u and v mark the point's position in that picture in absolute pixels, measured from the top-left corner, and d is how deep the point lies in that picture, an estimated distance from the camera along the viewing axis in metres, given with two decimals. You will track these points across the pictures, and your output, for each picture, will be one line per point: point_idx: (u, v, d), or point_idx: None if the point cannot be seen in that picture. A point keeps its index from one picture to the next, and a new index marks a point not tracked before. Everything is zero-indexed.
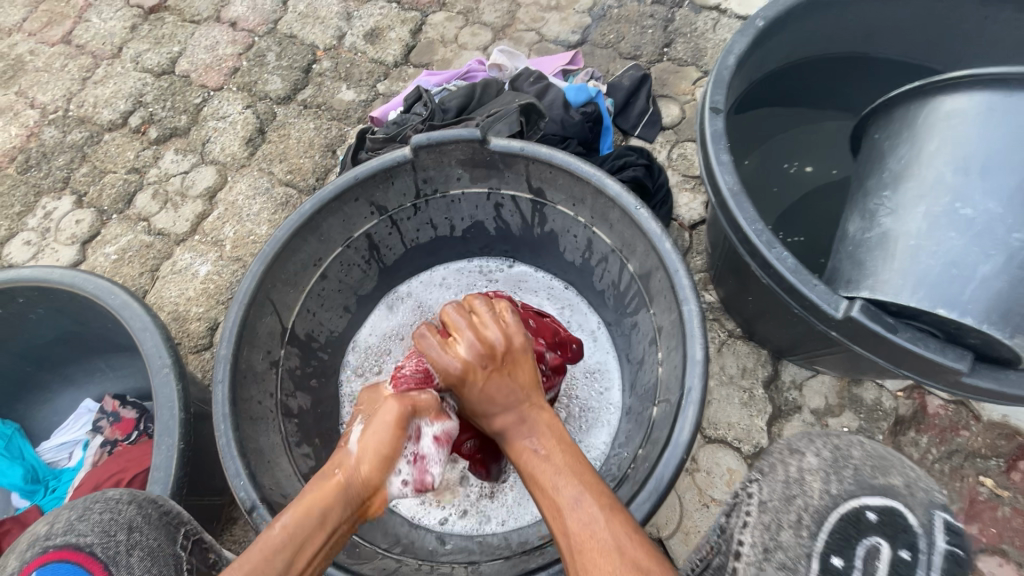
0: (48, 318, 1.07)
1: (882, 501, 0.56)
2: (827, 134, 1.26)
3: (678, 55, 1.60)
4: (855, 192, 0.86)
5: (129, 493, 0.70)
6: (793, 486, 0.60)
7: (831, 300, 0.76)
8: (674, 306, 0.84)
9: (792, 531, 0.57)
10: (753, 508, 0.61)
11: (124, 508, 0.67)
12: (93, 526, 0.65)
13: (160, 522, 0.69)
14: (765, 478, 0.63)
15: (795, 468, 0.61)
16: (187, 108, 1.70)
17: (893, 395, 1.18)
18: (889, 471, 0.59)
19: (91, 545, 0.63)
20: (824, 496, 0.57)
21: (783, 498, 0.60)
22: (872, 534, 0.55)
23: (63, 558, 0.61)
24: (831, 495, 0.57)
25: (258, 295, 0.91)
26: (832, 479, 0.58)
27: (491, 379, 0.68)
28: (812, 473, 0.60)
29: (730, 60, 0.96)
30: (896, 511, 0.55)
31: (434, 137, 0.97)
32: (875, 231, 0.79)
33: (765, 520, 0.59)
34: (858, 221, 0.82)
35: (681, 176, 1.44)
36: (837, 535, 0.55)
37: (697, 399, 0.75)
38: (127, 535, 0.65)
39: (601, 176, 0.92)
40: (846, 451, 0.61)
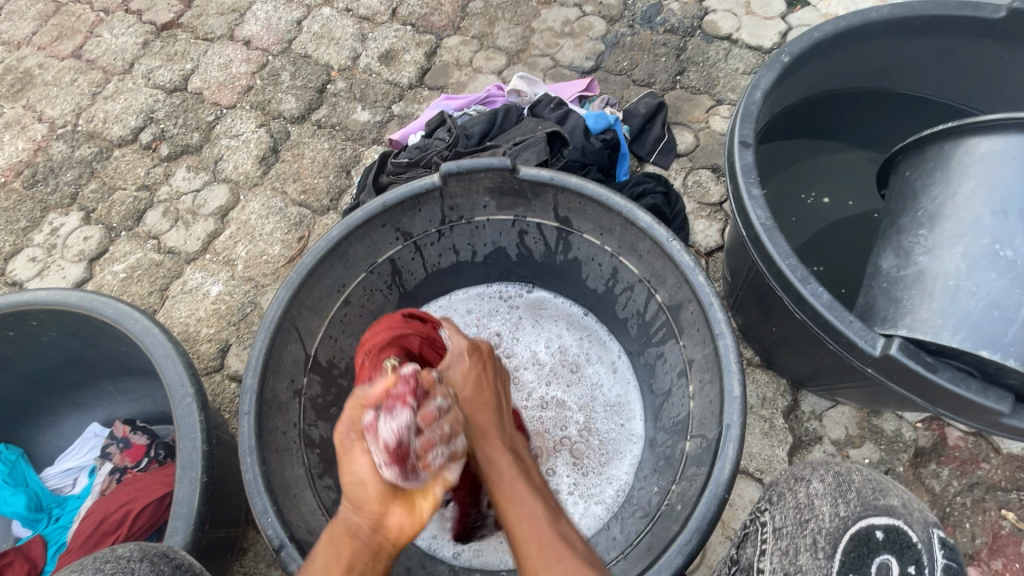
0: (60, 341, 1.04)
1: (887, 520, 0.63)
2: (843, 165, 1.26)
3: (691, 83, 1.63)
4: (885, 229, 0.87)
5: (137, 549, 0.62)
6: (803, 511, 0.67)
7: (868, 337, 0.76)
8: (707, 340, 0.84)
9: (809, 553, 0.64)
10: (769, 535, 0.69)
11: (135, 566, 0.59)
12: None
13: None
14: (776, 505, 0.71)
15: (804, 494, 0.69)
16: (200, 125, 1.69)
17: (913, 426, 1.18)
18: (888, 495, 0.66)
19: None
20: (835, 517, 0.65)
21: (796, 522, 0.67)
22: (882, 552, 0.61)
23: None
24: (841, 517, 0.64)
25: (284, 322, 0.89)
26: (840, 502, 0.66)
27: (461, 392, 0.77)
28: (819, 498, 0.67)
29: (757, 94, 0.97)
30: (900, 529, 0.62)
31: (464, 164, 0.97)
32: (911, 269, 0.79)
33: (783, 545, 0.66)
34: (891, 258, 0.83)
35: (697, 203, 1.45)
36: (851, 553, 0.61)
37: (737, 436, 0.74)
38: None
39: (632, 208, 0.91)
40: (847, 477, 0.69)
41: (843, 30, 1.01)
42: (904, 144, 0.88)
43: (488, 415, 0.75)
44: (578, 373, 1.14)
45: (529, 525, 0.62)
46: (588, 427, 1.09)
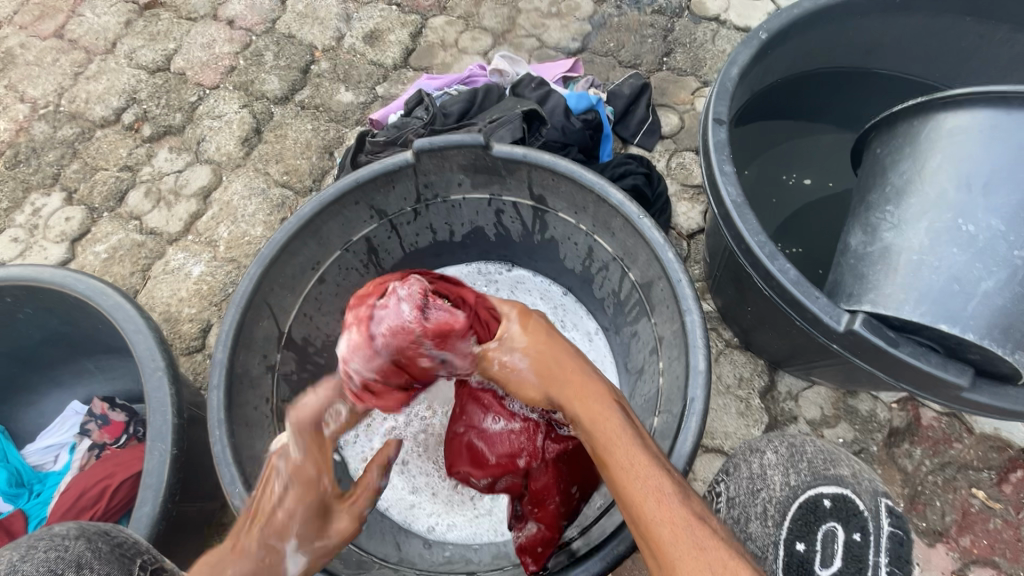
0: (36, 318, 1.04)
1: (836, 490, 0.68)
2: (825, 146, 1.25)
3: (677, 65, 1.61)
4: (856, 206, 0.88)
5: (74, 528, 0.69)
6: (756, 481, 0.73)
7: (833, 313, 0.77)
8: (676, 316, 0.84)
9: (759, 521, 0.70)
10: (723, 504, 0.75)
11: (71, 544, 0.65)
12: (37, 566, 0.62)
13: (109, 556, 0.66)
14: (730, 476, 0.77)
15: (757, 464, 0.74)
16: (182, 106, 1.68)
17: (887, 406, 1.19)
18: (839, 464, 0.71)
19: None
20: (785, 488, 0.70)
21: (748, 491, 0.73)
22: (829, 519, 0.67)
23: None
24: (791, 487, 0.70)
25: (255, 298, 0.89)
26: (791, 473, 0.71)
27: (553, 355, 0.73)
28: (771, 468, 0.73)
29: (733, 71, 0.96)
30: (847, 498, 0.67)
31: (437, 141, 0.96)
32: (877, 245, 0.80)
33: (735, 513, 0.73)
34: (859, 235, 0.84)
35: (680, 185, 1.45)
36: (799, 521, 0.68)
37: (700, 410, 0.75)
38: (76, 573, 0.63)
39: (604, 184, 0.91)
40: (800, 448, 0.74)
41: (822, 7, 1.00)
42: (876, 121, 0.89)
43: (579, 372, 0.71)
44: None
45: (655, 500, 0.58)
46: None
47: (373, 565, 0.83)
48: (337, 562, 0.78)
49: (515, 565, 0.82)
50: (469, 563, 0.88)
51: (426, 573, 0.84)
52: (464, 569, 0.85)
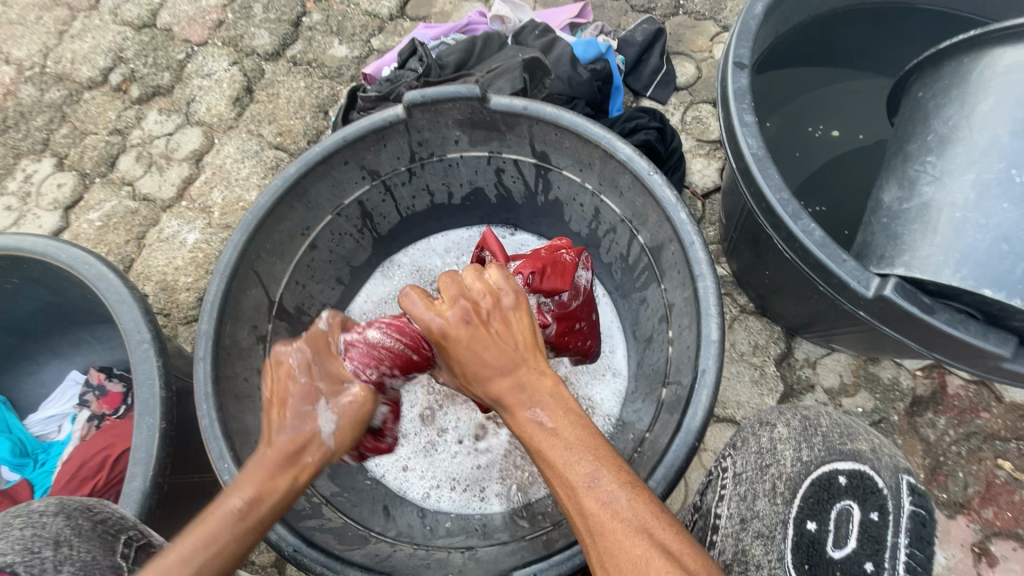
0: (25, 289, 1.01)
1: (853, 466, 0.58)
2: (856, 92, 1.14)
3: (695, 8, 1.48)
4: (892, 157, 0.80)
5: (56, 503, 0.61)
6: (765, 457, 0.64)
7: (862, 277, 0.70)
8: (688, 282, 0.78)
9: (767, 499, 0.61)
10: (728, 481, 0.66)
11: (50, 521, 0.59)
12: (13, 544, 0.55)
13: (94, 532, 0.60)
14: (738, 450, 0.68)
15: (766, 439, 0.65)
16: (170, 64, 1.60)
17: (911, 374, 1.13)
18: (856, 438, 0.61)
19: (12, 565, 0.53)
20: (796, 463, 0.61)
21: (756, 468, 0.64)
22: (844, 497, 0.57)
23: None
24: (803, 462, 0.60)
25: (241, 266, 0.84)
26: (803, 446, 0.61)
27: (477, 337, 0.62)
28: (783, 443, 0.64)
29: (757, 8, 0.87)
30: (866, 474, 0.56)
31: (429, 94, 0.88)
32: (915, 202, 0.72)
33: (741, 491, 0.64)
34: (895, 191, 0.76)
35: (695, 141, 1.35)
36: (810, 500, 0.58)
37: (712, 382, 0.69)
38: (54, 551, 0.56)
39: (612, 138, 0.83)
40: (814, 420, 0.64)
41: None
42: (919, 61, 0.80)
43: (503, 374, 0.61)
44: None
45: (582, 518, 0.53)
46: None
47: (367, 541, 0.79)
48: (331, 537, 0.75)
49: (517, 540, 0.79)
50: (469, 537, 0.85)
51: (425, 549, 0.81)
52: (462, 544, 0.83)
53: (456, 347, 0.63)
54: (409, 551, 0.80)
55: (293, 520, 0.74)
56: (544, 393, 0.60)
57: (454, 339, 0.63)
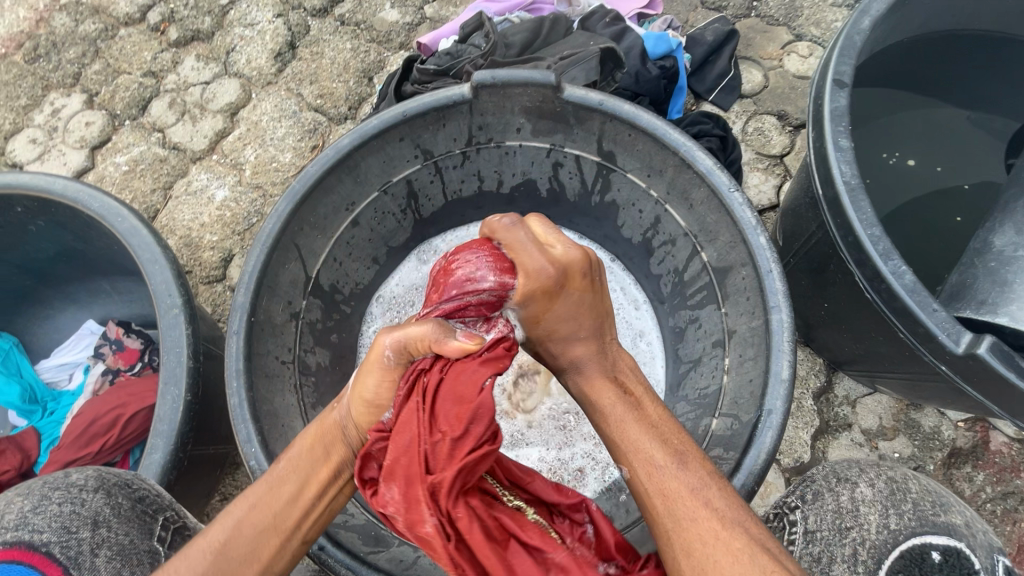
0: (49, 232, 0.97)
1: (948, 542, 0.60)
2: (935, 123, 1.09)
3: (768, 12, 1.40)
4: (1008, 199, 0.77)
5: (94, 477, 0.63)
6: (846, 518, 0.65)
7: (951, 331, 0.66)
8: (758, 311, 0.73)
9: (846, 565, 0.62)
10: (800, 535, 0.67)
11: (88, 497, 0.60)
12: (50, 522, 0.57)
13: (132, 513, 0.62)
14: (809, 504, 0.68)
15: (848, 499, 0.66)
16: (212, 9, 1.52)
17: (954, 425, 1.08)
18: (950, 510, 0.64)
19: (48, 545, 0.56)
20: (883, 531, 0.62)
21: (835, 528, 0.65)
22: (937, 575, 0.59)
23: (13, 560, 0.54)
24: (891, 530, 0.62)
25: (283, 238, 0.79)
26: (892, 515, 0.63)
27: (583, 291, 0.67)
28: (867, 505, 0.65)
29: (865, 22, 0.80)
30: (963, 554, 0.59)
31: (501, 76, 0.82)
32: None
33: (816, 551, 0.65)
34: (1009, 235, 0.74)
35: (755, 154, 1.29)
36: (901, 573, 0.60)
37: (778, 424, 0.65)
38: (91, 532, 0.58)
39: (692, 147, 0.77)
40: (904, 485, 0.66)
41: None
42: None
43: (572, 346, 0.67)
44: None
45: (653, 474, 0.56)
46: None
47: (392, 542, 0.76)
48: (358, 537, 0.71)
49: None
50: None
51: None
52: None
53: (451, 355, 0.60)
54: None
55: None
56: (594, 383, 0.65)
57: (568, 290, 0.66)
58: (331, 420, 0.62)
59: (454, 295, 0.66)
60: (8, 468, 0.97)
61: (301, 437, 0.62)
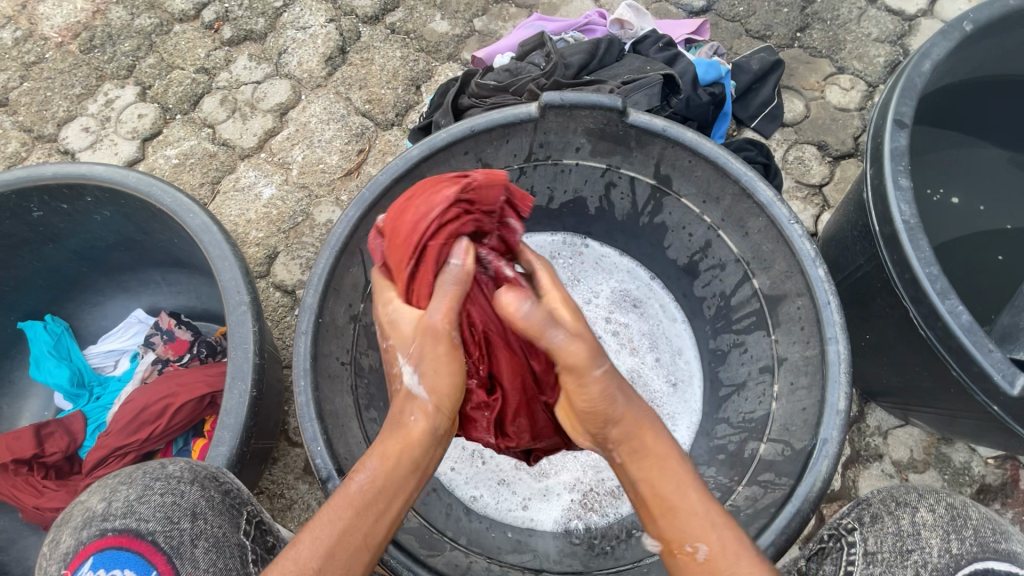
0: (113, 222, 1.00)
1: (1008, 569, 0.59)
2: (980, 163, 1.10)
3: (812, 43, 1.43)
4: None
5: (187, 469, 0.66)
6: (906, 540, 0.63)
7: (1007, 372, 0.67)
8: (814, 341, 0.75)
9: None
10: (859, 557, 0.65)
11: (185, 489, 0.64)
12: (154, 512, 0.61)
13: (222, 507, 0.65)
14: (867, 526, 0.67)
15: (908, 522, 0.64)
16: (266, 11, 1.55)
17: (983, 461, 1.10)
18: (1010, 539, 0.63)
19: (152, 534, 0.60)
20: (945, 555, 0.61)
21: (896, 550, 0.63)
22: None
23: (121, 546, 0.59)
24: (952, 554, 0.61)
25: (350, 242, 0.82)
26: (952, 539, 0.62)
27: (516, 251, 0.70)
28: (927, 530, 0.64)
29: (925, 65, 0.82)
30: None
31: (569, 98, 0.85)
32: None
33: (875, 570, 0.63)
34: None
35: (795, 182, 1.31)
36: None
37: (834, 453, 0.67)
38: (188, 523, 0.62)
39: (753, 178, 0.80)
40: (961, 512, 0.65)
41: None
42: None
43: (638, 409, 0.59)
44: (638, 316, 1.06)
45: (734, 556, 0.54)
46: (637, 374, 1.02)
47: (444, 546, 0.78)
48: (414, 540, 0.74)
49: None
50: (537, 559, 0.85)
51: (498, 563, 0.80)
52: (532, 565, 0.83)
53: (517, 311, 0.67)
54: (483, 564, 0.79)
55: None
56: (648, 453, 0.58)
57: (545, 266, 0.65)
58: (414, 429, 0.58)
59: (421, 241, 0.68)
60: (54, 450, 0.99)
61: (375, 453, 0.57)
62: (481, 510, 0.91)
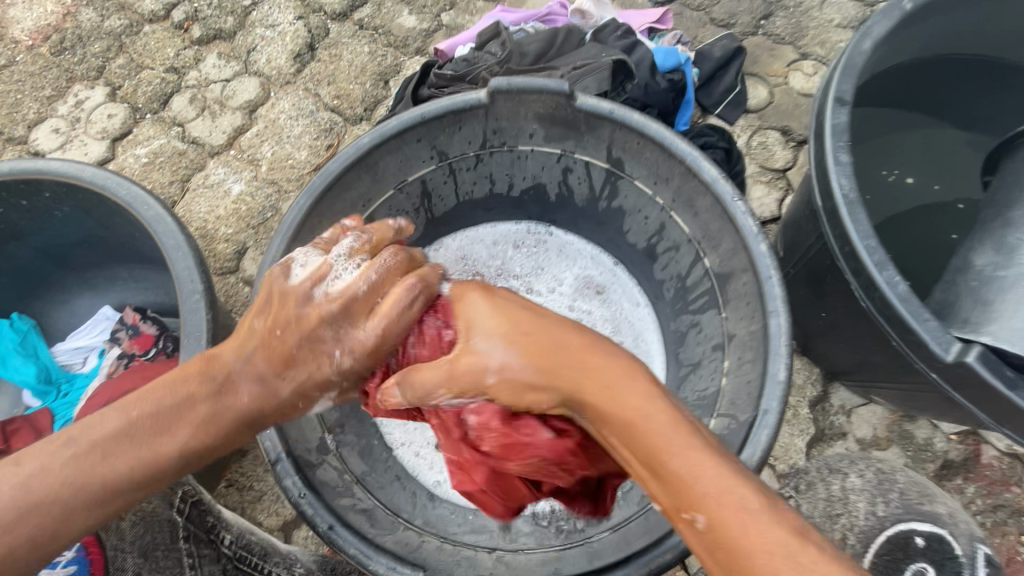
0: (73, 218, 1.00)
1: (931, 530, 0.90)
2: (935, 142, 1.12)
3: (776, 30, 1.44)
4: (989, 220, 0.82)
5: None
6: (838, 506, 0.98)
7: (943, 340, 0.69)
8: (757, 315, 0.76)
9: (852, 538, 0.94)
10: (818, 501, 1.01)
11: None
12: None
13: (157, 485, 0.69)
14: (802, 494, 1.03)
15: (841, 488, 1.00)
16: (235, 9, 1.56)
17: (946, 437, 1.10)
18: (935, 502, 0.93)
19: None
20: (870, 517, 0.95)
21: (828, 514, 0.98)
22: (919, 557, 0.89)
23: None
24: (879, 517, 0.94)
25: (302, 230, 0.83)
26: (881, 505, 0.95)
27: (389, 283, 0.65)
28: (858, 493, 0.98)
29: (866, 44, 0.82)
30: (942, 540, 0.89)
31: (516, 82, 0.87)
32: (1011, 269, 0.75)
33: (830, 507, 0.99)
34: (989, 254, 0.78)
35: (758, 167, 1.33)
36: (888, 555, 0.91)
37: (774, 423, 0.68)
38: None
39: (697, 156, 0.81)
40: (894, 479, 0.97)
41: None
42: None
43: (590, 362, 0.56)
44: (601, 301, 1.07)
45: (741, 515, 0.47)
46: None
47: (398, 527, 0.79)
48: (364, 521, 0.75)
49: (548, 550, 0.81)
50: (493, 536, 0.84)
51: (452, 543, 0.81)
52: (488, 543, 0.83)
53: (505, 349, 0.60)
54: (436, 544, 0.80)
55: (329, 497, 0.74)
56: (607, 401, 0.54)
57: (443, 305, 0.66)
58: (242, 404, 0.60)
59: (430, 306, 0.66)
60: (22, 442, 1.00)
61: (188, 365, 0.62)
62: (443, 494, 0.90)
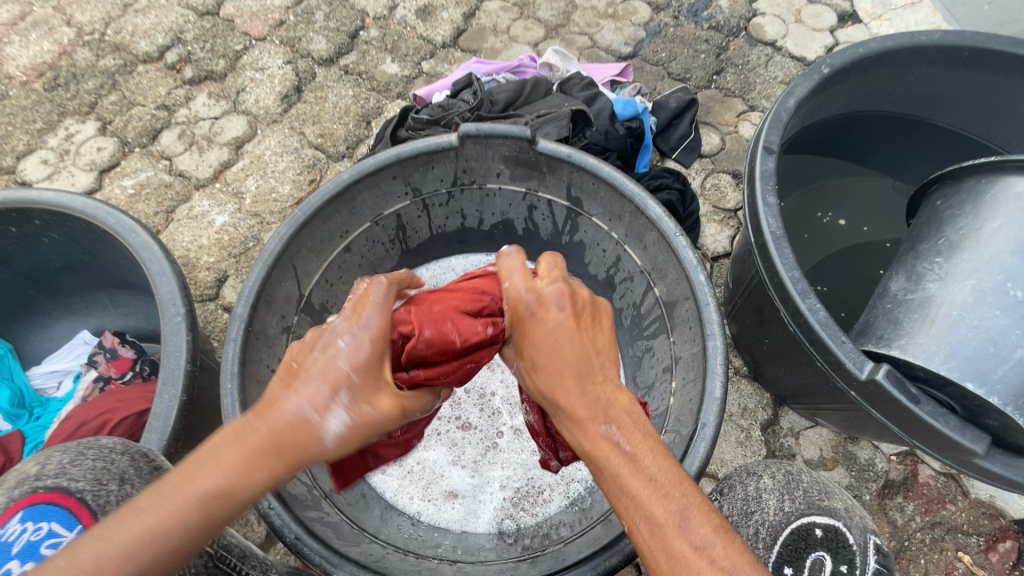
0: (61, 244, 1.05)
1: (828, 520, 0.72)
2: (864, 189, 1.26)
3: (726, 85, 1.59)
4: (903, 253, 0.93)
5: (120, 443, 0.71)
6: (751, 504, 0.76)
7: (857, 360, 0.77)
8: (698, 338, 0.84)
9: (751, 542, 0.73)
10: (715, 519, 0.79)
11: (116, 457, 0.68)
12: (86, 473, 0.64)
13: (148, 475, 0.69)
14: (724, 495, 0.80)
15: (753, 487, 0.78)
16: (227, 53, 1.66)
17: (886, 457, 1.18)
18: (833, 497, 0.76)
19: (82, 492, 0.62)
20: (779, 513, 0.74)
21: (741, 513, 0.76)
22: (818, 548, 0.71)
23: (51, 500, 0.61)
24: (785, 512, 0.74)
25: (282, 258, 0.89)
26: (787, 499, 0.75)
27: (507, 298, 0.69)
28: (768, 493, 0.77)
29: (790, 102, 0.94)
30: (838, 530, 0.72)
31: (484, 129, 0.96)
32: (918, 294, 0.85)
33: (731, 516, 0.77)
34: (903, 282, 0.89)
35: (712, 207, 1.44)
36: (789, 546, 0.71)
37: (710, 436, 0.75)
38: (119, 485, 0.65)
39: (644, 197, 0.90)
40: (798, 476, 0.79)
41: (890, 50, 0.97)
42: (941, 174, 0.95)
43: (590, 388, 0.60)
44: None
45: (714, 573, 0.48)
46: None
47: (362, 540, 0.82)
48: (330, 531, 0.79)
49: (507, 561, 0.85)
50: (454, 551, 0.89)
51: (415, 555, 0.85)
52: (449, 556, 0.88)
53: (561, 347, 0.62)
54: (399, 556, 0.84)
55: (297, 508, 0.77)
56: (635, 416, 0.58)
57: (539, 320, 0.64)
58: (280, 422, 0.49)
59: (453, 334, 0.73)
60: None
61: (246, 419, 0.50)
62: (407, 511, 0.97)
